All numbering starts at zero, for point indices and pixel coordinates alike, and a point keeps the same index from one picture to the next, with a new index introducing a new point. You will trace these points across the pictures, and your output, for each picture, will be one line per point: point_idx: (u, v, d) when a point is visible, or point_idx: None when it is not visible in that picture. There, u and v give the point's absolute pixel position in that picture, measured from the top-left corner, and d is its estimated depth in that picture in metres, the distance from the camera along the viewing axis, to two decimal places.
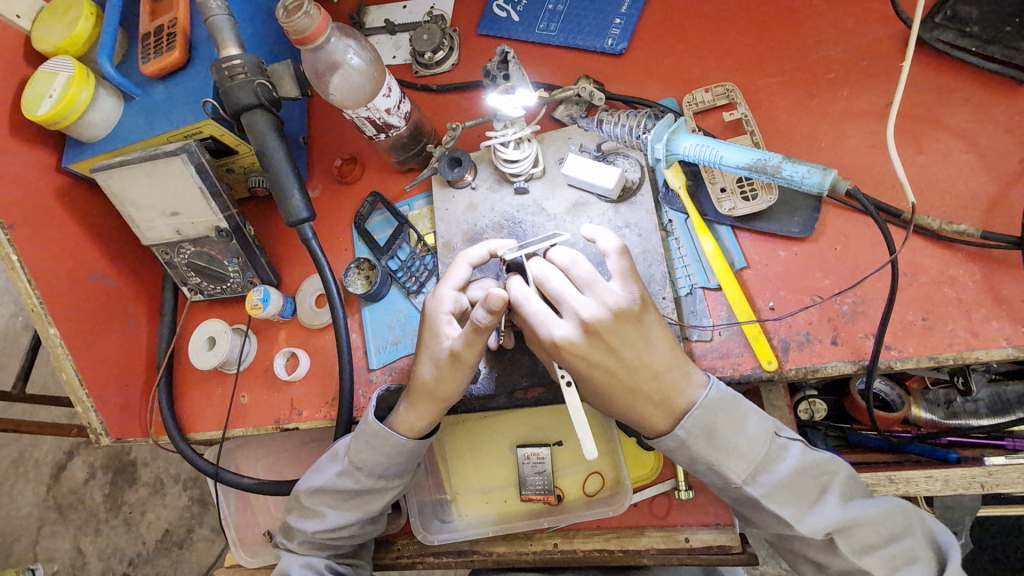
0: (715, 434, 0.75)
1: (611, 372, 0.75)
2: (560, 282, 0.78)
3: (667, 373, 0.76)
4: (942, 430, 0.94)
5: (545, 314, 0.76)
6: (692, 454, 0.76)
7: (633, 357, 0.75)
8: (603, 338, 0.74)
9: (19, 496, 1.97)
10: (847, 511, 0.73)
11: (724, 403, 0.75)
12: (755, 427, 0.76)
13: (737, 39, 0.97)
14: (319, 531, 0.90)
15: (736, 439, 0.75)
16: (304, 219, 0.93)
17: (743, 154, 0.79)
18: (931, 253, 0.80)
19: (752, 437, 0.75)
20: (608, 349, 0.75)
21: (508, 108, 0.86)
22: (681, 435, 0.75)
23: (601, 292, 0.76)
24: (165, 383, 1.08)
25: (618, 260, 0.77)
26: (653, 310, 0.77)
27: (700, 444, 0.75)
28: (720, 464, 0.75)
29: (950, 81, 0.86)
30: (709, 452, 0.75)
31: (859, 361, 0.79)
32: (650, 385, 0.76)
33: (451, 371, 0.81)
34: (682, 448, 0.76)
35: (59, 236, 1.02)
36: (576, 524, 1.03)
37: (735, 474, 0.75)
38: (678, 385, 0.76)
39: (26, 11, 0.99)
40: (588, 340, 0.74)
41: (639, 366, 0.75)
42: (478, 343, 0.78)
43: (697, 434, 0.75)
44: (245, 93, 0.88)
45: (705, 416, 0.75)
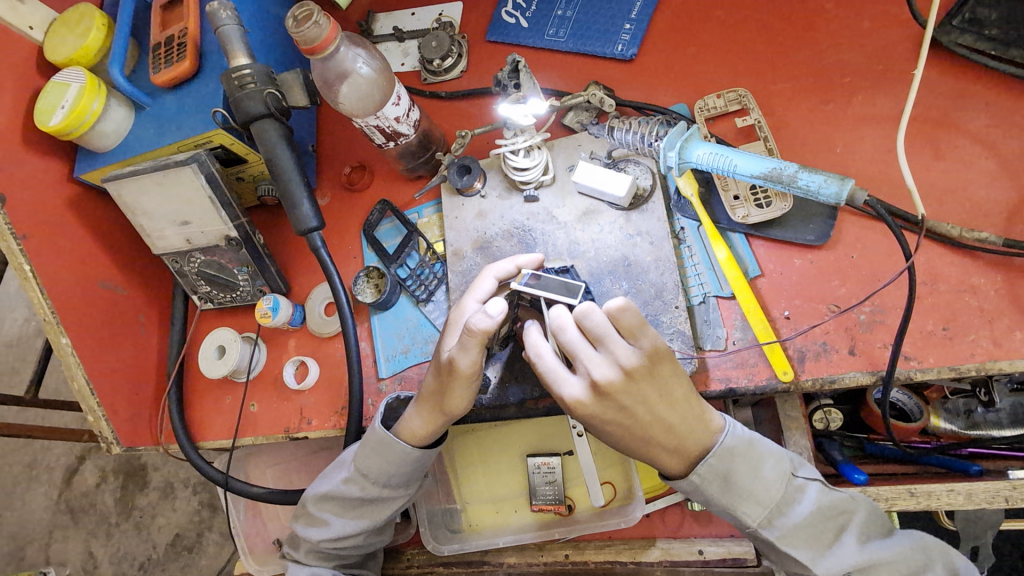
0: (730, 480, 0.74)
1: (624, 426, 0.73)
2: (576, 335, 0.72)
3: (684, 424, 0.73)
4: (961, 440, 0.93)
5: (557, 371, 0.73)
6: (706, 497, 0.75)
7: (646, 413, 0.72)
8: (615, 398, 0.71)
9: (31, 499, 1.98)
10: (866, 553, 0.70)
11: (741, 448, 0.73)
12: (771, 471, 0.73)
13: (748, 43, 0.96)
14: (325, 540, 0.89)
15: (752, 484, 0.73)
16: (313, 228, 0.93)
17: (756, 163, 0.77)
18: (951, 261, 0.78)
19: (769, 481, 0.73)
20: (620, 408, 0.72)
21: (518, 116, 0.86)
22: (696, 481, 0.74)
23: (613, 352, 0.70)
24: (175, 391, 1.08)
25: (629, 316, 0.70)
26: (670, 361, 0.72)
27: (714, 489, 0.74)
28: (733, 508, 0.74)
29: (968, 85, 0.84)
30: (725, 499, 0.74)
31: (877, 372, 0.78)
32: (664, 436, 0.73)
33: (451, 381, 0.79)
34: (696, 491, 0.75)
35: (71, 246, 1.02)
36: (586, 534, 1.02)
37: (749, 518, 0.74)
38: (694, 433, 0.73)
39: (39, 23, 1.00)
40: (600, 400, 0.72)
41: (652, 420, 0.72)
42: (476, 349, 0.75)
43: (712, 480, 0.74)
44: (255, 103, 0.88)
45: (721, 463, 0.73)
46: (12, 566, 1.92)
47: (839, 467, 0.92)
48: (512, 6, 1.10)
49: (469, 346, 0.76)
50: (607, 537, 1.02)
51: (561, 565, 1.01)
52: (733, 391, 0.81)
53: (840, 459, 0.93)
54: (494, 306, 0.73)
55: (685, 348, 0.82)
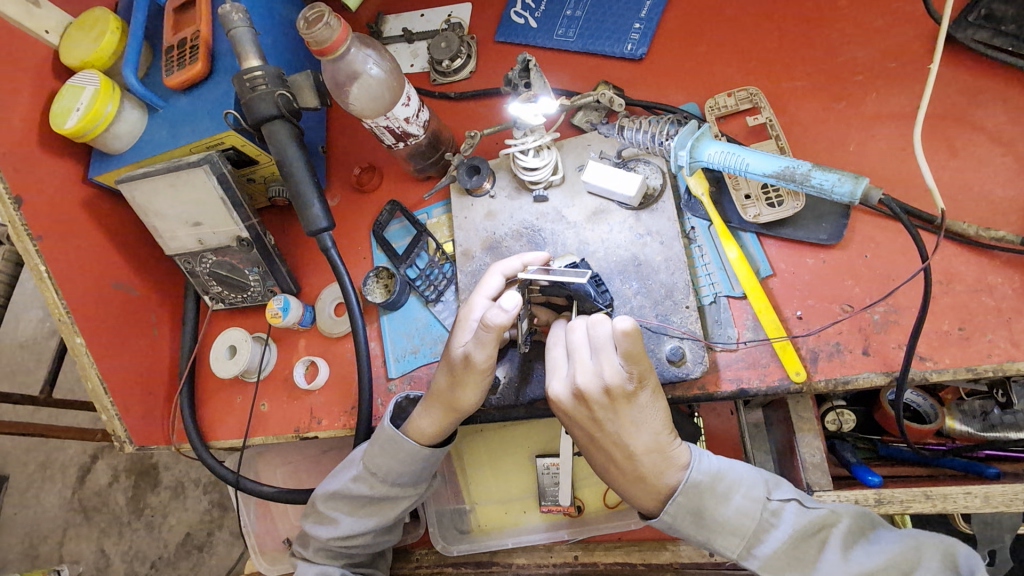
0: (702, 515, 0.72)
1: (592, 435, 0.75)
2: (581, 339, 0.73)
3: (647, 455, 0.72)
4: (977, 442, 0.92)
5: (556, 364, 0.77)
6: (682, 534, 0.75)
7: (614, 430, 0.72)
8: (589, 406, 0.72)
9: (45, 498, 2.01)
10: (849, 566, 0.67)
11: (707, 483, 0.72)
12: (741, 500, 0.72)
13: (760, 41, 0.95)
14: (334, 538, 0.89)
15: (725, 518, 0.72)
16: (323, 228, 0.93)
17: (768, 162, 0.76)
18: (967, 261, 0.77)
19: (741, 510, 0.72)
20: (591, 416, 0.73)
21: (528, 115, 0.86)
22: (667, 519, 0.73)
23: (602, 364, 0.71)
24: (186, 391, 1.09)
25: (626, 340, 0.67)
26: (650, 391, 0.72)
27: (688, 526, 0.73)
28: (709, 542, 0.73)
29: (983, 82, 0.83)
30: (699, 535, 0.73)
31: (891, 372, 0.77)
32: (625, 462, 0.74)
33: (465, 375, 0.80)
34: (669, 526, 0.74)
35: (85, 246, 1.03)
36: (595, 535, 1.02)
37: (729, 550, 0.73)
38: (656, 469, 0.73)
39: (55, 27, 1.01)
40: (576, 403, 0.73)
41: (615, 441, 0.73)
42: (491, 344, 0.76)
43: (684, 518, 0.73)
44: (266, 105, 0.89)
45: (689, 501, 0.72)
46: (26, 564, 1.94)
47: (853, 469, 0.91)
48: (521, 7, 1.10)
49: (486, 341, 0.77)
50: (617, 537, 1.02)
51: (571, 566, 1.01)
52: (744, 392, 0.81)
53: (854, 461, 0.92)
54: (511, 301, 0.73)
55: (695, 346, 0.82)
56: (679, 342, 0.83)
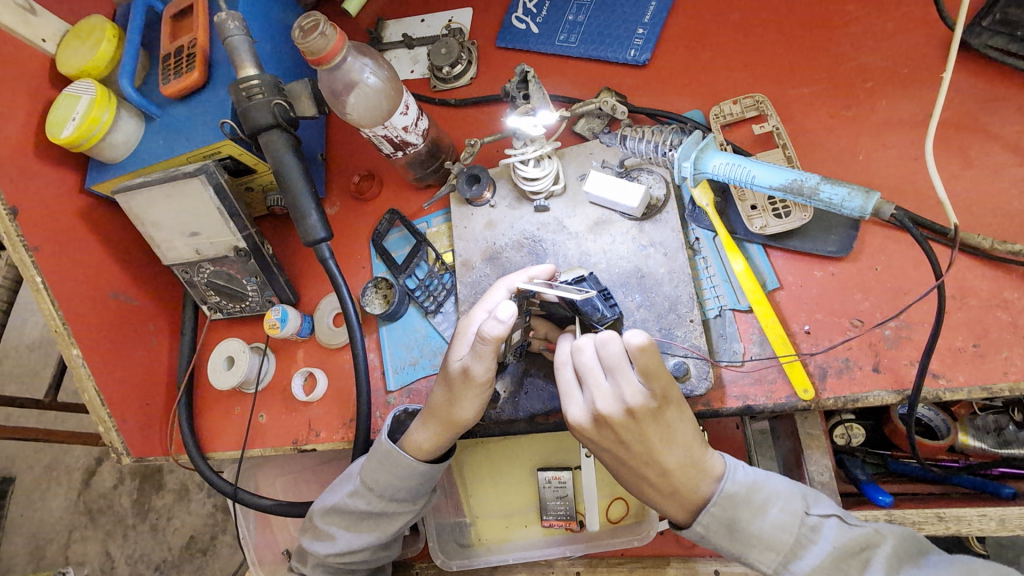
0: (736, 528, 0.69)
1: (619, 456, 0.73)
2: (591, 359, 0.71)
3: (681, 471, 0.70)
4: (993, 459, 0.88)
5: (569, 386, 0.74)
6: (715, 546, 0.71)
7: (643, 450, 0.70)
8: (613, 429, 0.70)
9: (51, 500, 2.01)
10: None
11: (742, 494, 0.69)
12: (778, 513, 0.68)
13: (767, 47, 0.93)
14: (331, 555, 0.87)
15: (761, 532, 0.68)
16: (321, 239, 0.91)
17: (775, 174, 0.74)
18: (981, 275, 0.75)
19: (778, 524, 0.68)
20: (617, 439, 0.71)
21: (527, 127, 0.83)
22: (699, 530, 0.70)
23: (621, 385, 0.69)
24: (185, 402, 1.07)
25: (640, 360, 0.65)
26: (676, 407, 0.69)
27: (722, 538, 0.70)
28: (745, 557, 0.69)
29: (999, 90, 0.81)
30: (733, 548, 0.70)
31: (903, 391, 0.74)
32: (658, 478, 0.71)
33: (463, 389, 0.78)
34: (703, 539, 0.71)
35: (83, 256, 1.02)
36: (598, 551, 1.00)
37: (764, 565, 0.69)
38: (691, 481, 0.70)
39: (51, 35, 1.00)
40: (598, 428, 0.71)
41: (645, 459, 0.70)
42: (489, 356, 0.75)
43: (717, 530, 0.69)
44: (262, 113, 0.88)
45: (723, 511, 0.69)
46: (32, 566, 1.95)
47: (862, 487, 0.88)
48: (522, 12, 1.08)
49: (483, 354, 0.75)
50: (620, 554, 1.00)
51: None
52: (750, 410, 0.79)
53: (863, 478, 0.89)
54: (506, 311, 0.71)
55: (700, 362, 0.80)
56: (683, 358, 0.80)
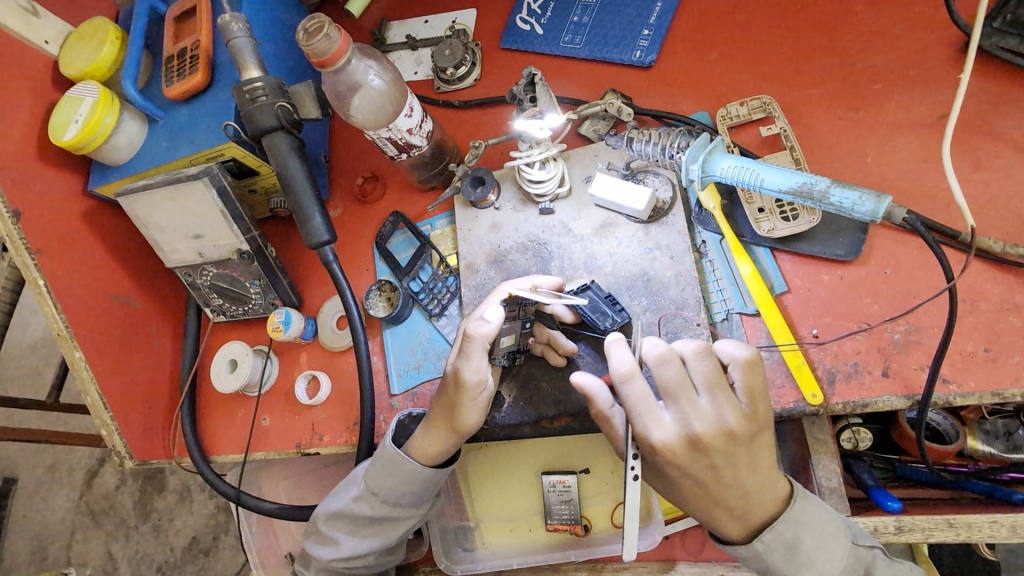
0: (797, 549, 0.65)
1: (701, 484, 0.65)
2: (683, 375, 0.64)
3: (758, 491, 0.65)
4: (1001, 464, 0.88)
5: (647, 407, 0.64)
6: (764, 566, 0.66)
7: (734, 475, 0.64)
8: (709, 455, 0.63)
9: (53, 501, 2.01)
10: None
11: (810, 514, 0.65)
12: (836, 544, 0.65)
13: (774, 47, 0.92)
14: (335, 560, 0.87)
15: (821, 553, 0.65)
16: (325, 242, 0.91)
17: (784, 177, 0.73)
18: (992, 279, 0.74)
19: (834, 550, 0.65)
20: (710, 465, 0.64)
21: (533, 131, 0.83)
22: (758, 548, 0.65)
23: (721, 404, 0.64)
24: (188, 405, 1.07)
25: (743, 371, 0.65)
26: (767, 430, 0.66)
27: (777, 559, 0.65)
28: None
29: (1009, 91, 0.80)
30: (787, 570, 0.65)
31: (913, 396, 0.73)
32: (736, 503, 0.65)
33: (455, 393, 0.78)
34: (756, 558, 0.66)
35: (86, 259, 1.02)
36: (603, 557, 0.99)
37: None
38: (763, 504, 0.65)
39: (54, 37, 1.00)
40: (694, 454, 0.63)
41: (733, 484, 0.64)
42: (478, 357, 0.76)
43: (777, 549, 0.65)
44: (266, 116, 0.87)
45: (787, 530, 0.65)
46: (34, 566, 1.95)
47: (872, 494, 0.87)
48: (527, 12, 1.08)
49: (470, 354, 0.77)
50: (625, 559, 0.98)
51: None
52: None
53: (872, 485, 0.88)
54: (492, 312, 0.76)
55: None
56: None
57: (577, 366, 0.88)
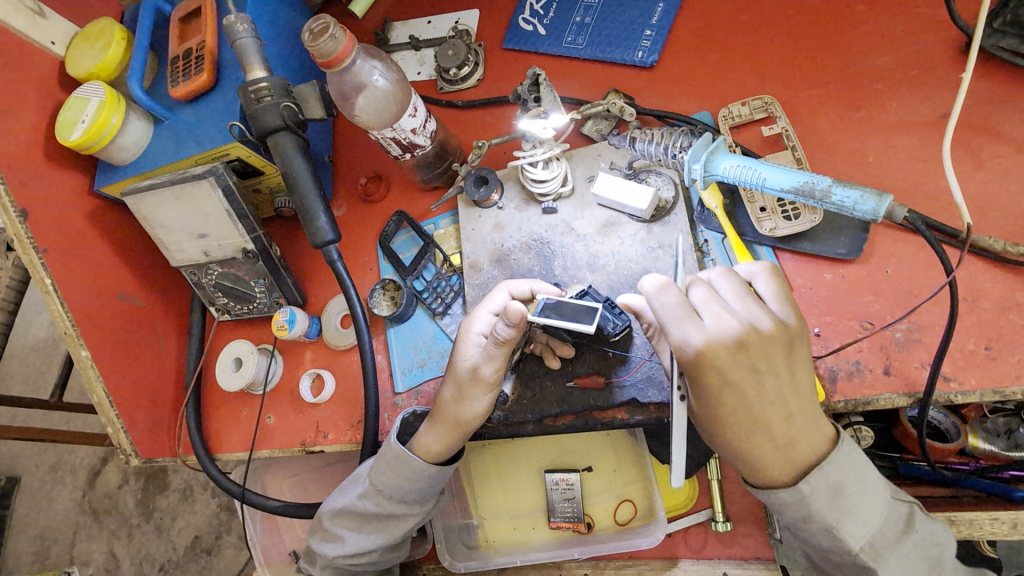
0: (842, 493, 0.64)
1: (743, 397, 0.62)
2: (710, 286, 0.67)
3: (801, 417, 0.63)
4: (1004, 462, 0.87)
5: (684, 312, 0.63)
6: (809, 513, 0.64)
7: (776, 386, 0.63)
8: (749, 355, 0.62)
9: (56, 500, 2.02)
10: None
11: (855, 461, 0.65)
12: (879, 490, 0.66)
13: (775, 48, 0.93)
14: (340, 557, 0.87)
15: (863, 502, 0.64)
16: (329, 241, 0.92)
17: (786, 176, 0.73)
18: (993, 277, 0.75)
19: (874, 500, 0.65)
20: (752, 369, 0.62)
21: (538, 130, 0.83)
22: (804, 491, 0.63)
23: (751, 308, 0.65)
24: (193, 404, 1.08)
25: (769, 283, 0.70)
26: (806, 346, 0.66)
27: (822, 503, 0.63)
28: (838, 527, 0.64)
29: (1009, 91, 0.80)
30: (831, 517, 0.63)
31: (914, 394, 0.74)
32: (780, 428, 0.63)
33: (472, 389, 0.80)
34: (801, 504, 0.63)
35: (92, 258, 1.03)
36: (607, 554, 1.00)
37: (852, 538, 0.64)
38: (808, 439, 0.63)
39: (61, 38, 1.01)
40: (737, 353, 0.61)
41: (776, 400, 0.62)
42: (500, 356, 0.79)
43: (822, 491, 0.63)
44: (271, 115, 0.88)
45: (833, 472, 0.63)
46: (37, 565, 1.95)
47: None
48: (529, 13, 1.08)
49: (492, 354, 0.79)
50: (628, 556, 0.99)
51: None
52: None
53: None
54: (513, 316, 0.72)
55: None
56: None
57: (579, 365, 0.89)
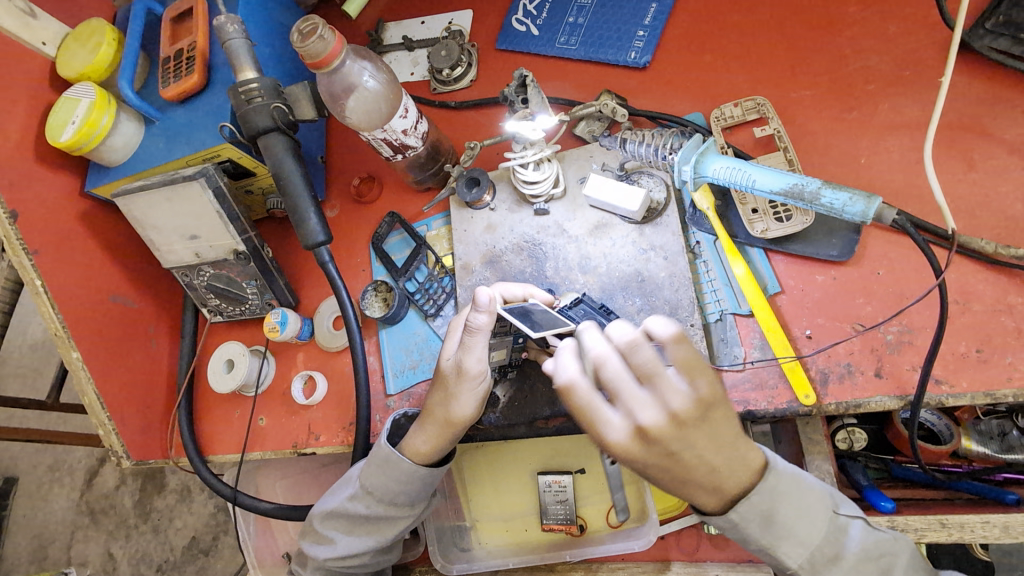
0: (773, 519, 0.63)
1: (664, 472, 0.60)
2: (616, 371, 0.57)
3: (728, 465, 0.60)
4: (995, 464, 0.89)
5: (590, 410, 0.59)
6: (741, 536, 0.65)
7: (697, 458, 0.58)
8: (661, 446, 0.57)
9: (54, 500, 2.01)
10: None
11: (786, 485, 0.64)
12: (815, 508, 0.64)
13: (768, 48, 0.92)
14: (330, 559, 0.87)
15: (797, 522, 0.64)
16: (320, 242, 0.91)
17: (776, 178, 0.73)
18: (984, 279, 0.75)
19: (812, 521, 0.64)
20: (667, 455, 0.58)
21: (526, 131, 0.83)
22: (733, 521, 0.63)
23: (656, 393, 0.56)
24: (185, 405, 1.08)
25: (676, 351, 0.55)
26: (725, 403, 0.58)
27: (755, 528, 0.64)
28: (772, 548, 0.64)
29: (1002, 92, 0.80)
30: (765, 539, 0.64)
31: (905, 396, 0.74)
32: (705, 479, 0.60)
33: (456, 385, 0.79)
34: (734, 530, 0.64)
35: (83, 260, 1.02)
36: (598, 556, 0.99)
37: (789, 557, 0.65)
38: (736, 474, 0.61)
39: (52, 38, 1.00)
40: (648, 445, 0.57)
41: (699, 464, 0.58)
42: (479, 348, 0.76)
43: (753, 519, 0.63)
44: (262, 117, 0.87)
45: (762, 501, 0.63)
46: (35, 565, 1.95)
47: (866, 494, 0.87)
48: (523, 13, 1.08)
49: (473, 346, 0.77)
50: (620, 558, 0.99)
51: None
52: (752, 415, 0.78)
53: (866, 485, 0.88)
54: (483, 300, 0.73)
55: None
56: None
57: None
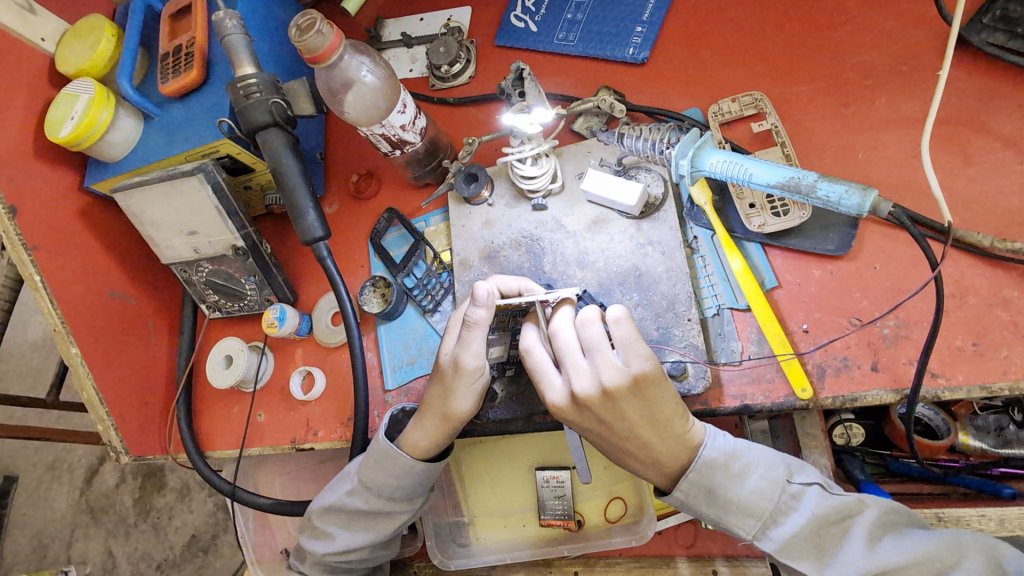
0: (715, 493, 0.69)
1: (600, 435, 0.71)
2: (567, 342, 0.70)
3: (662, 443, 0.69)
4: (992, 459, 0.88)
5: (541, 372, 0.73)
6: (694, 512, 0.72)
7: (624, 428, 0.68)
8: (591, 411, 0.68)
9: (54, 499, 2.01)
10: (874, 558, 0.63)
11: (721, 462, 0.69)
12: (759, 481, 0.68)
13: (766, 45, 0.92)
14: (330, 554, 0.87)
15: (740, 496, 0.68)
16: (319, 237, 0.91)
17: (772, 172, 0.73)
18: (981, 273, 0.75)
19: (757, 491, 0.68)
20: (598, 419, 0.69)
21: (523, 125, 0.83)
22: (680, 496, 0.70)
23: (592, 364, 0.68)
24: (184, 401, 1.08)
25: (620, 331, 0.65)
26: (661, 385, 0.66)
27: (700, 502, 0.70)
28: (722, 521, 0.70)
29: (998, 86, 0.80)
30: (712, 512, 0.70)
31: (901, 390, 0.74)
32: (639, 451, 0.70)
33: (455, 380, 0.78)
34: (681, 501, 0.71)
35: (82, 256, 1.02)
36: (596, 550, 1.00)
37: (743, 531, 0.69)
38: (673, 452, 0.69)
39: (51, 35, 1.00)
40: (578, 408, 0.69)
41: (628, 435, 0.69)
42: (477, 343, 0.76)
43: (696, 496, 0.70)
44: (260, 112, 0.87)
45: (702, 478, 0.69)
46: (34, 565, 1.94)
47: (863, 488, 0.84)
48: (521, 10, 1.08)
49: (470, 341, 0.77)
50: (619, 553, 1.00)
51: None
52: (749, 409, 0.78)
53: (863, 479, 0.87)
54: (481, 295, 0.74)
55: (698, 363, 0.79)
56: (681, 358, 0.80)
57: None
